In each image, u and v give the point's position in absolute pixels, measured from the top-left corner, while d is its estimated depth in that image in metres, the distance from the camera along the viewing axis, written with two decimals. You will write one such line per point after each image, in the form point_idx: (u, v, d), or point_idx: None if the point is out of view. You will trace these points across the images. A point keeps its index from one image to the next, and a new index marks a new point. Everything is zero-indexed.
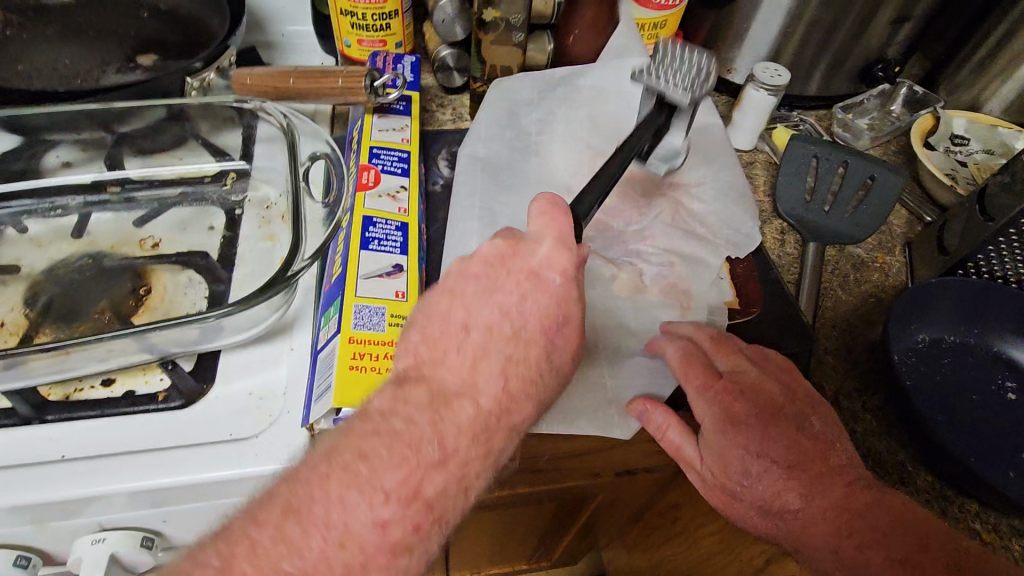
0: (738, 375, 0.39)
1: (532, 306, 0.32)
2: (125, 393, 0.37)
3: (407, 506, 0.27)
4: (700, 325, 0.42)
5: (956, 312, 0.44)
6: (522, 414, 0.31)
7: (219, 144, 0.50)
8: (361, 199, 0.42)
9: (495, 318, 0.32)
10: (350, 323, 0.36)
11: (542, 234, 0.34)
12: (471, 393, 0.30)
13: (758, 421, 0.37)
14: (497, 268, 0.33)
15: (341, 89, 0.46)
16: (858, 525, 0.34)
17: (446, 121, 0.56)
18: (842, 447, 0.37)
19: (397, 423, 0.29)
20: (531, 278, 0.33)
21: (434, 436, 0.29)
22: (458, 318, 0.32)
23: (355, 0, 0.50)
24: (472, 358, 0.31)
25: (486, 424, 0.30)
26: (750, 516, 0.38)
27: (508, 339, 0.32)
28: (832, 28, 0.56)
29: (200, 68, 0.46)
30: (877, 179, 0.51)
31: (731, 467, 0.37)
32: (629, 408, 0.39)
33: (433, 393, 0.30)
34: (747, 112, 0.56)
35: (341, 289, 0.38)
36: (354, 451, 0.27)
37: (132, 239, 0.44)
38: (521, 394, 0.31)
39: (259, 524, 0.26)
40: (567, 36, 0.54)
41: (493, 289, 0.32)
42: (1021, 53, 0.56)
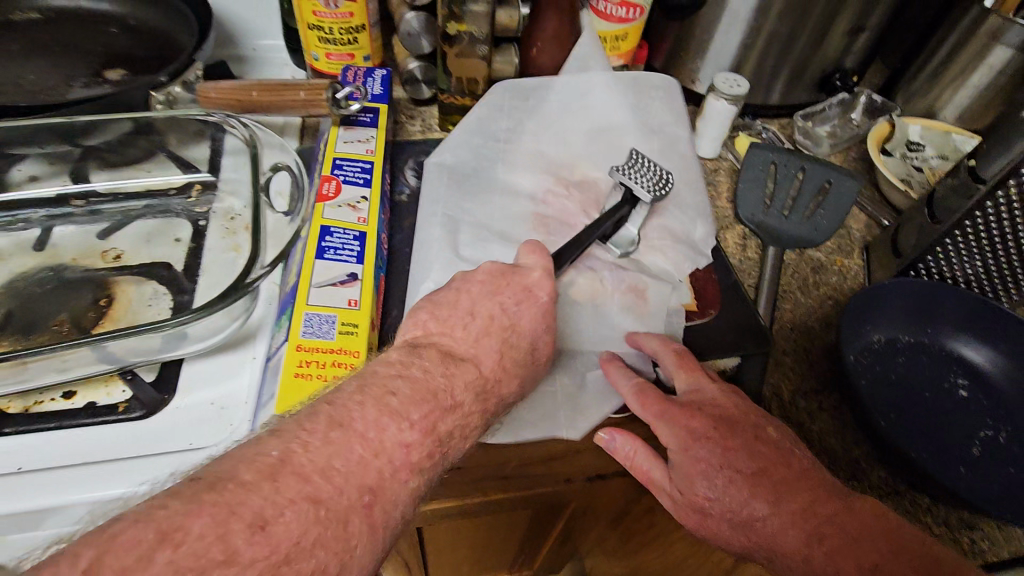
0: (696, 391, 0.40)
1: (526, 311, 0.37)
2: (85, 404, 0.37)
3: (426, 436, 0.29)
4: (665, 341, 0.42)
5: (908, 313, 0.45)
6: (509, 387, 0.35)
7: (187, 158, 0.50)
8: (320, 210, 0.43)
9: (495, 311, 0.37)
10: (299, 331, 0.37)
11: (534, 265, 0.40)
12: (474, 360, 0.34)
13: (718, 434, 0.37)
14: (499, 279, 0.38)
15: (304, 102, 0.47)
16: (828, 531, 0.34)
17: (415, 132, 0.58)
18: (800, 454, 0.38)
19: (415, 371, 0.31)
20: (526, 291, 0.38)
21: (447, 386, 0.31)
22: (464, 306, 0.37)
23: (322, 15, 0.51)
24: (475, 336, 0.35)
25: (484, 387, 0.33)
26: (721, 530, 0.37)
27: (505, 334, 0.36)
28: (791, 38, 0.57)
29: (166, 82, 0.46)
30: (834, 184, 0.53)
31: (696, 484, 0.37)
32: (596, 439, 0.39)
33: (443, 353, 0.34)
34: (709, 120, 0.57)
35: (294, 298, 0.38)
36: (382, 386, 0.29)
37: (96, 250, 0.44)
38: (512, 372, 0.36)
39: (307, 430, 0.26)
40: (531, 48, 0.55)
41: (496, 291, 0.38)
42: (971, 62, 0.58)
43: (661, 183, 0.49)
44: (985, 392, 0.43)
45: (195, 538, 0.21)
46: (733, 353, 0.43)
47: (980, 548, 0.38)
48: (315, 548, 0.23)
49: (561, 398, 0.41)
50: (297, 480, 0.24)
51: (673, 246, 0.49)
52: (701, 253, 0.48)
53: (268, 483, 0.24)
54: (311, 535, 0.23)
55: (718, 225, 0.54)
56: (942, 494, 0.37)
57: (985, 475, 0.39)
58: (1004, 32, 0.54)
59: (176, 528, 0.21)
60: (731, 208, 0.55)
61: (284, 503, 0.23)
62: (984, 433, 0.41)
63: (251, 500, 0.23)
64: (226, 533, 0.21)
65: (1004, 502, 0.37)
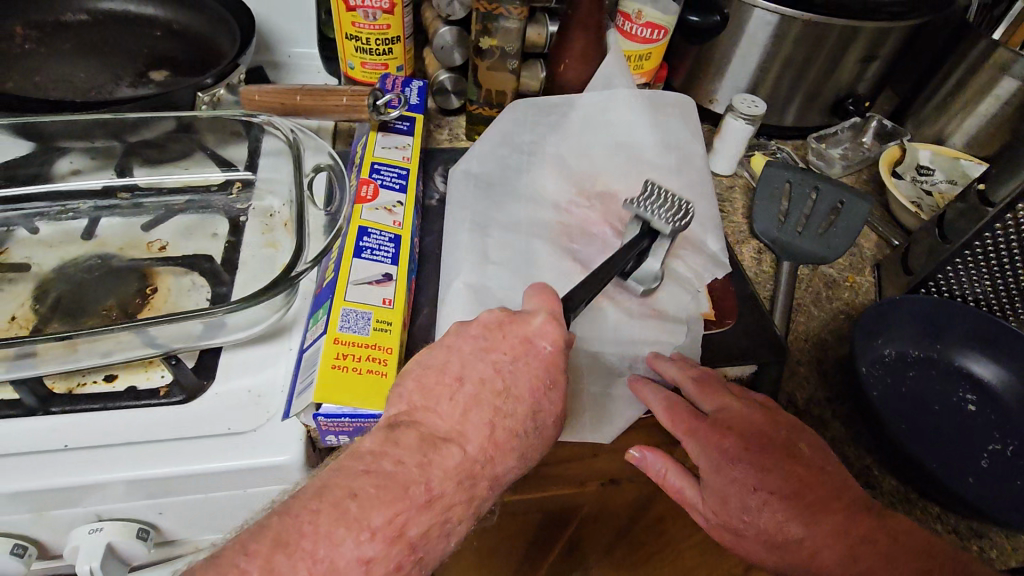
0: (723, 411, 0.40)
1: (524, 369, 0.34)
2: (127, 388, 0.39)
3: (390, 546, 0.27)
4: (683, 364, 0.42)
5: (918, 329, 0.47)
6: (505, 464, 0.32)
7: (226, 156, 0.52)
8: (359, 211, 0.44)
9: (487, 375, 0.33)
10: (337, 325, 0.38)
11: (535, 309, 0.36)
12: (459, 441, 0.31)
13: (750, 454, 0.38)
14: (495, 330, 0.35)
15: (346, 107, 0.49)
16: (863, 550, 0.35)
17: (443, 140, 0.60)
18: (833, 470, 0.38)
19: (386, 464, 0.29)
20: (525, 342, 0.35)
21: (421, 477, 0.29)
22: (453, 371, 0.34)
23: (359, 26, 0.54)
24: (462, 408, 0.32)
25: (471, 471, 0.31)
26: (757, 550, 0.38)
27: (500, 397, 0.33)
28: (806, 64, 0.59)
29: (211, 84, 0.49)
30: (846, 204, 0.55)
31: (730, 504, 0.38)
32: (627, 457, 0.41)
33: (423, 436, 0.31)
34: (727, 139, 0.59)
35: (332, 294, 0.40)
36: (343, 489, 0.28)
37: (141, 241, 0.46)
38: (507, 447, 0.32)
39: (248, 556, 0.25)
40: (559, 64, 0.56)
41: (490, 349, 0.35)
42: (980, 92, 0.60)
43: (681, 212, 0.45)
44: (992, 407, 0.44)
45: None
46: (749, 361, 0.45)
47: (989, 556, 0.39)
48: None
49: (584, 400, 0.43)
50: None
51: (694, 255, 0.50)
52: (720, 263, 0.50)
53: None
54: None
55: (734, 240, 0.55)
56: (953, 501, 0.38)
57: (993, 485, 0.40)
58: (1011, 64, 0.57)
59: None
60: (746, 224, 0.57)
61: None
62: (992, 446, 0.42)
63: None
64: None
65: (1014, 513, 0.38)
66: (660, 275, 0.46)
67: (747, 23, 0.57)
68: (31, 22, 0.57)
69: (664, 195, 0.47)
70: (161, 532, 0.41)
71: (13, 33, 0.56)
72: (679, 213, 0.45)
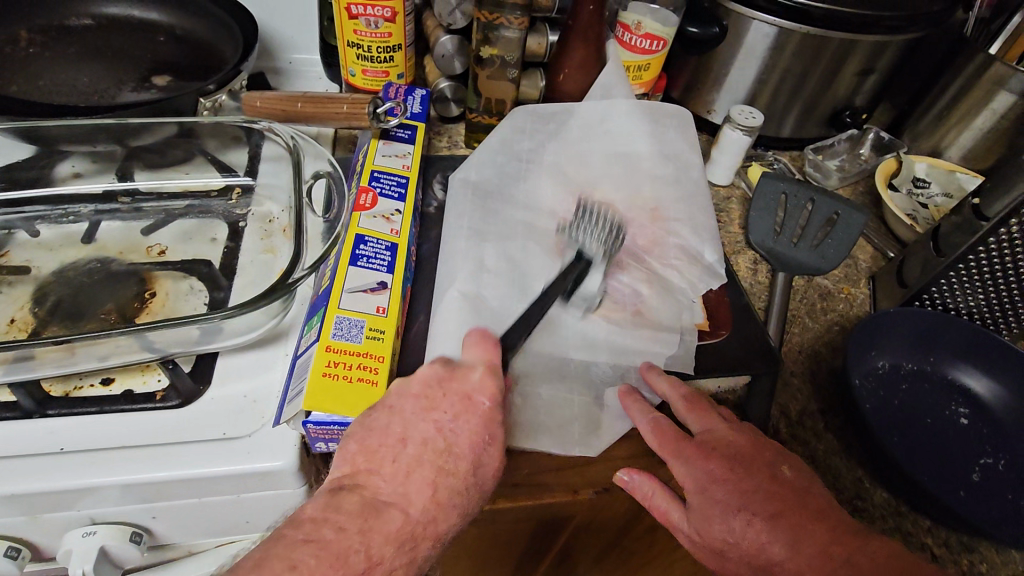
0: (709, 432, 0.41)
1: (464, 426, 0.35)
2: (124, 391, 0.39)
3: None
4: (675, 384, 0.43)
5: (911, 342, 0.47)
6: (447, 523, 0.33)
7: (226, 161, 0.53)
8: (356, 219, 0.45)
9: (429, 435, 0.34)
10: (329, 332, 0.38)
11: (474, 361, 0.37)
12: (401, 504, 0.32)
13: (734, 474, 0.39)
14: (435, 389, 0.35)
15: (346, 114, 0.49)
16: (848, 573, 0.33)
17: (442, 147, 0.60)
18: (817, 492, 0.38)
19: (327, 532, 0.29)
20: (465, 400, 0.35)
21: (361, 544, 0.30)
22: (396, 432, 0.34)
23: (361, 34, 0.54)
24: (405, 470, 0.33)
25: (412, 534, 0.32)
26: (741, 574, 0.37)
27: (442, 455, 0.34)
28: (804, 76, 0.60)
29: (213, 90, 0.49)
30: (841, 216, 0.55)
31: (714, 525, 0.38)
32: (616, 481, 0.41)
33: (366, 502, 0.31)
34: (725, 150, 0.60)
35: (326, 302, 0.40)
36: (285, 561, 0.27)
37: (140, 245, 0.47)
38: (449, 504, 0.33)
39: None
40: (558, 74, 0.57)
41: (430, 408, 0.35)
42: (976, 106, 0.61)
43: (612, 236, 0.49)
44: (984, 421, 0.45)
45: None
46: (741, 370, 0.45)
47: (979, 570, 0.40)
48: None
49: (578, 408, 0.43)
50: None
51: (689, 267, 0.50)
52: (716, 274, 0.49)
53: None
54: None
55: (730, 250, 0.56)
56: (945, 515, 0.38)
57: (984, 499, 0.40)
58: (1007, 79, 0.57)
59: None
60: (742, 234, 0.57)
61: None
62: (984, 460, 0.42)
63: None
64: None
65: (1005, 527, 0.39)
66: (599, 292, 0.47)
67: (745, 35, 0.58)
68: (35, 26, 0.58)
69: (596, 218, 0.51)
70: (155, 536, 0.41)
71: (18, 37, 0.57)
72: (613, 236, 0.49)
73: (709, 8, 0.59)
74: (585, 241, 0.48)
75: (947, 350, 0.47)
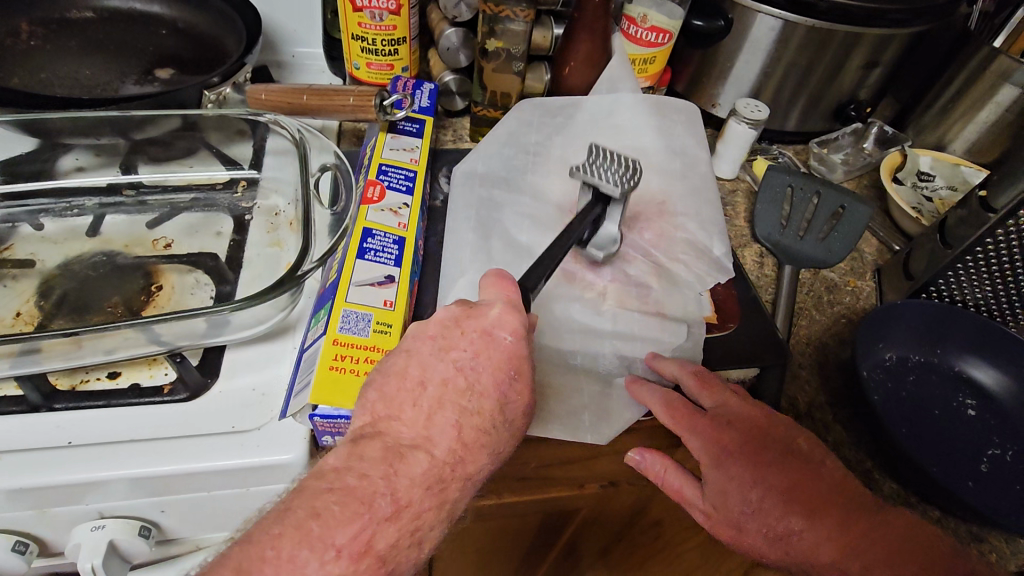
0: (722, 407, 0.41)
1: (485, 363, 0.33)
2: (131, 385, 0.39)
3: (357, 562, 0.27)
4: (684, 362, 0.42)
5: (919, 333, 0.47)
6: (477, 463, 0.32)
7: (231, 154, 0.53)
8: (364, 212, 0.44)
9: (449, 375, 0.33)
10: (336, 326, 0.38)
11: (493, 300, 0.35)
12: (426, 444, 0.31)
13: (748, 448, 0.39)
14: (451, 328, 0.34)
15: (352, 107, 0.49)
16: (864, 546, 0.36)
17: (447, 141, 0.60)
18: (831, 464, 0.39)
19: (350, 480, 0.29)
20: (485, 336, 0.33)
21: (387, 488, 0.29)
22: (413, 375, 0.33)
23: (366, 27, 0.54)
24: (427, 413, 0.32)
25: (440, 475, 0.31)
26: (757, 545, 0.39)
27: (463, 394, 0.33)
28: (809, 68, 0.60)
29: (217, 83, 0.49)
30: (848, 209, 0.55)
31: (731, 498, 0.39)
32: (628, 459, 0.42)
33: (387, 447, 0.31)
34: (730, 143, 0.59)
35: (333, 295, 0.39)
36: (307, 510, 0.28)
37: (145, 239, 0.46)
38: (476, 445, 0.32)
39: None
40: (564, 67, 0.57)
41: (447, 347, 0.33)
42: (981, 99, 0.60)
43: (630, 172, 0.43)
44: (992, 411, 0.45)
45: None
46: (751, 363, 0.45)
47: (990, 560, 0.40)
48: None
49: (588, 397, 0.42)
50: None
51: (698, 260, 0.50)
52: (722, 268, 0.49)
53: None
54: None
55: (736, 243, 0.56)
56: (956, 505, 0.38)
57: (993, 490, 0.40)
58: (1011, 72, 0.57)
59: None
60: (749, 227, 0.57)
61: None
62: (991, 450, 0.43)
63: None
64: None
65: (1012, 516, 0.39)
66: (616, 237, 0.46)
67: (751, 28, 0.58)
68: (36, 19, 0.57)
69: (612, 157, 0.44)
70: (163, 530, 0.41)
71: (18, 29, 0.56)
72: (631, 175, 0.43)
73: (714, 0, 0.58)
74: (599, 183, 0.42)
75: (964, 321, 0.46)
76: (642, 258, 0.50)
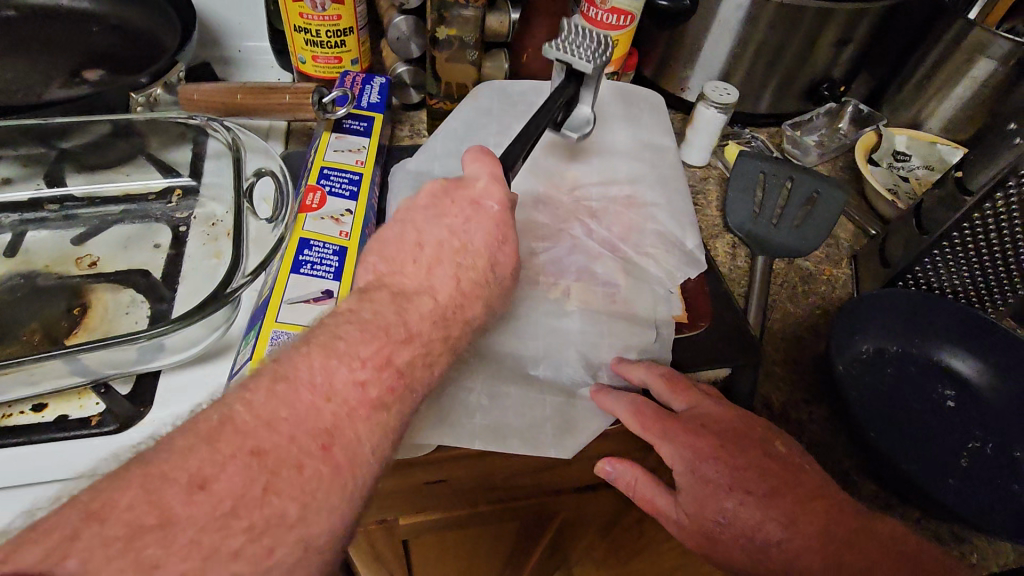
0: (696, 411, 0.39)
1: (477, 228, 0.35)
2: (57, 418, 0.36)
3: (380, 371, 0.28)
4: (651, 366, 0.40)
5: (896, 323, 0.45)
6: (474, 310, 0.34)
7: (167, 160, 0.49)
8: (301, 221, 0.41)
9: (443, 236, 0.34)
10: (264, 351, 0.35)
11: (477, 174, 0.36)
12: (429, 291, 0.33)
13: (725, 453, 0.37)
14: (442, 199, 0.36)
15: (289, 105, 0.47)
16: (848, 556, 0.34)
17: (404, 136, 0.57)
18: (811, 468, 0.37)
19: (364, 313, 0.30)
20: (474, 205, 0.35)
21: (400, 321, 0.31)
22: (411, 238, 0.34)
23: (309, 17, 0.50)
24: (426, 267, 0.33)
25: (444, 315, 0.32)
26: (734, 556, 0.36)
27: (458, 253, 0.34)
28: (780, 48, 0.57)
29: (146, 84, 0.45)
30: (822, 195, 0.53)
31: (706, 506, 0.36)
32: (596, 470, 0.40)
33: (394, 293, 0.32)
34: (699, 129, 0.57)
35: (264, 314, 0.37)
36: (330, 333, 0.29)
37: (69, 256, 0.43)
38: (473, 294, 0.34)
39: (250, 390, 0.26)
40: (521, 55, 0.55)
41: (441, 215, 0.35)
42: (956, 74, 0.58)
43: (603, 46, 0.38)
44: (972, 403, 0.43)
45: (124, 509, 0.21)
46: (722, 363, 0.43)
47: (972, 560, 0.38)
48: (265, 495, 0.23)
49: (551, 409, 0.39)
50: (240, 434, 0.24)
51: (666, 253, 0.48)
52: (693, 261, 0.47)
53: (207, 443, 0.23)
54: (259, 483, 0.23)
55: (707, 234, 0.53)
56: (935, 507, 0.36)
57: (974, 487, 0.39)
58: (988, 45, 0.55)
59: (107, 504, 0.21)
60: (721, 216, 0.55)
61: (222, 458, 0.23)
62: (972, 444, 0.41)
63: (189, 461, 0.23)
64: (158, 497, 0.22)
65: (992, 516, 0.37)
66: (553, 200, 0.50)
67: (718, 7, 0.55)
68: None
69: (583, 29, 0.39)
70: None
71: None
72: (601, 49, 0.38)
73: None
74: (573, 60, 0.37)
75: (940, 307, 0.44)
76: (609, 254, 0.47)
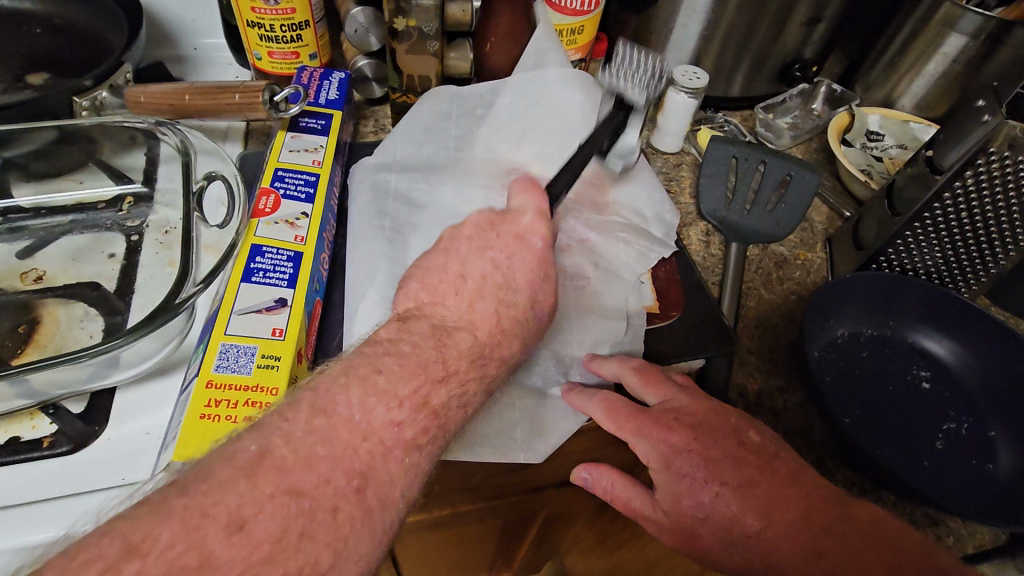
0: (668, 404, 0.38)
1: (519, 263, 0.36)
2: (8, 440, 0.34)
3: (417, 412, 0.28)
4: (624, 359, 0.40)
5: (870, 306, 0.45)
6: (509, 348, 0.34)
7: (120, 166, 0.47)
8: (253, 227, 0.40)
9: (486, 271, 0.35)
10: (211, 365, 0.34)
11: (525, 206, 0.37)
12: (469, 327, 0.33)
13: (699, 445, 0.36)
14: (486, 231, 0.36)
15: (239, 105, 0.45)
16: (828, 544, 0.33)
17: (368, 132, 0.55)
18: (784, 455, 0.37)
19: (404, 347, 0.30)
20: (518, 240, 0.36)
21: (438, 357, 0.30)
22: (454, 269, 0.35)
23: (261, 12, 0.48)
24: (467, 301, 0.34)
25: (483, 352, 0.32)
26: (714, 550, 0.36)
27: (500, 290, 0.35)
28: (750, 30, 0.56)
29: (90, 86, 0.44)
30: (795, 177, 0.52)
31: (683, 501, 0.36)
32: (573, 478, 0.39)
33: (434, 326, 0.32)
34: (670, 115, 0.56)
35: (212, 326, 0.35)
36: (368, 366, 0.28)
37: (15, 271, 0.41)
38: (510, 332, 0.34)
39: (288, 422, 0.25)
40: (485, 44, 0.53)
41: (485, 247, 0.36)
42: (926, 50, 0.58)
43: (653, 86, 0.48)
44: (947, 384, 0.43)
45: (163, 548, 0.20)
46: (696, 355, 0.42)
47: (947, 542, 0.38)
48: (302, 541, 0.23)
49: (521, 413, 0.38)
50: (279, 472, 0.24)
51: (635, 240, 0.47)
52: (665, 243, 0.47)
53: (246, 479, 0.23)
54: (296, 528, 0.23)
55: (681, 222, 0.53)
56: (909, 493, 0.36)
57: (948, 469, 0.39)
58: (957, 21, 0.54)
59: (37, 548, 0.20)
60: (694, 204, 0.54)
61: (262, 498, 0.23)
62: (947, 426, 0.41)
63: (229, 497, 0.22)
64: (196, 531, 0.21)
65: (966, 497, 0.37)
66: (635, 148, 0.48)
67: None
68: None
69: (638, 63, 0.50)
70: None
71: None
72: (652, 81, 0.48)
73: None
74: (625, 86, 0.47)
75: (912, 289, 0.44)
76: (579, 247, 0.46)
